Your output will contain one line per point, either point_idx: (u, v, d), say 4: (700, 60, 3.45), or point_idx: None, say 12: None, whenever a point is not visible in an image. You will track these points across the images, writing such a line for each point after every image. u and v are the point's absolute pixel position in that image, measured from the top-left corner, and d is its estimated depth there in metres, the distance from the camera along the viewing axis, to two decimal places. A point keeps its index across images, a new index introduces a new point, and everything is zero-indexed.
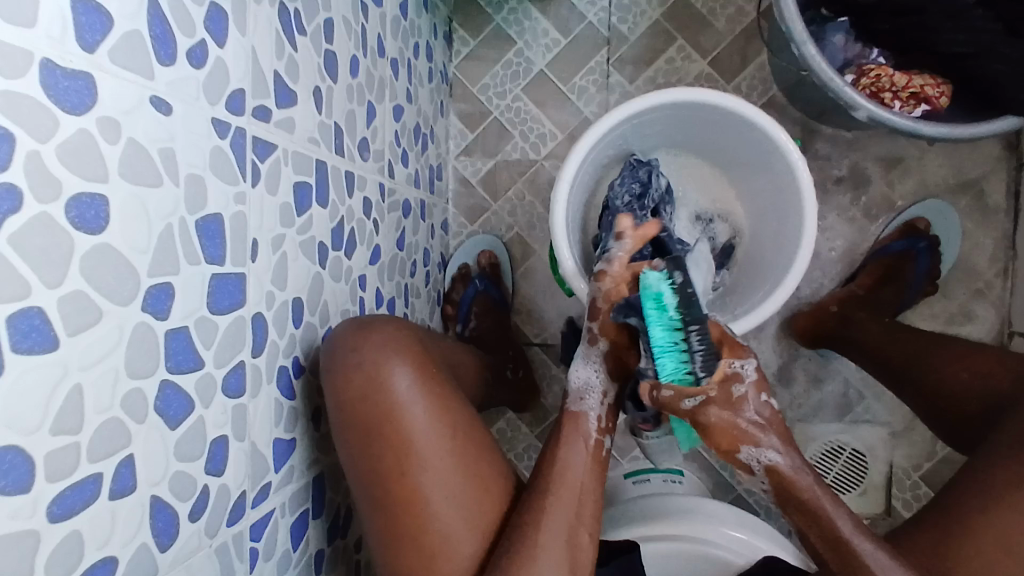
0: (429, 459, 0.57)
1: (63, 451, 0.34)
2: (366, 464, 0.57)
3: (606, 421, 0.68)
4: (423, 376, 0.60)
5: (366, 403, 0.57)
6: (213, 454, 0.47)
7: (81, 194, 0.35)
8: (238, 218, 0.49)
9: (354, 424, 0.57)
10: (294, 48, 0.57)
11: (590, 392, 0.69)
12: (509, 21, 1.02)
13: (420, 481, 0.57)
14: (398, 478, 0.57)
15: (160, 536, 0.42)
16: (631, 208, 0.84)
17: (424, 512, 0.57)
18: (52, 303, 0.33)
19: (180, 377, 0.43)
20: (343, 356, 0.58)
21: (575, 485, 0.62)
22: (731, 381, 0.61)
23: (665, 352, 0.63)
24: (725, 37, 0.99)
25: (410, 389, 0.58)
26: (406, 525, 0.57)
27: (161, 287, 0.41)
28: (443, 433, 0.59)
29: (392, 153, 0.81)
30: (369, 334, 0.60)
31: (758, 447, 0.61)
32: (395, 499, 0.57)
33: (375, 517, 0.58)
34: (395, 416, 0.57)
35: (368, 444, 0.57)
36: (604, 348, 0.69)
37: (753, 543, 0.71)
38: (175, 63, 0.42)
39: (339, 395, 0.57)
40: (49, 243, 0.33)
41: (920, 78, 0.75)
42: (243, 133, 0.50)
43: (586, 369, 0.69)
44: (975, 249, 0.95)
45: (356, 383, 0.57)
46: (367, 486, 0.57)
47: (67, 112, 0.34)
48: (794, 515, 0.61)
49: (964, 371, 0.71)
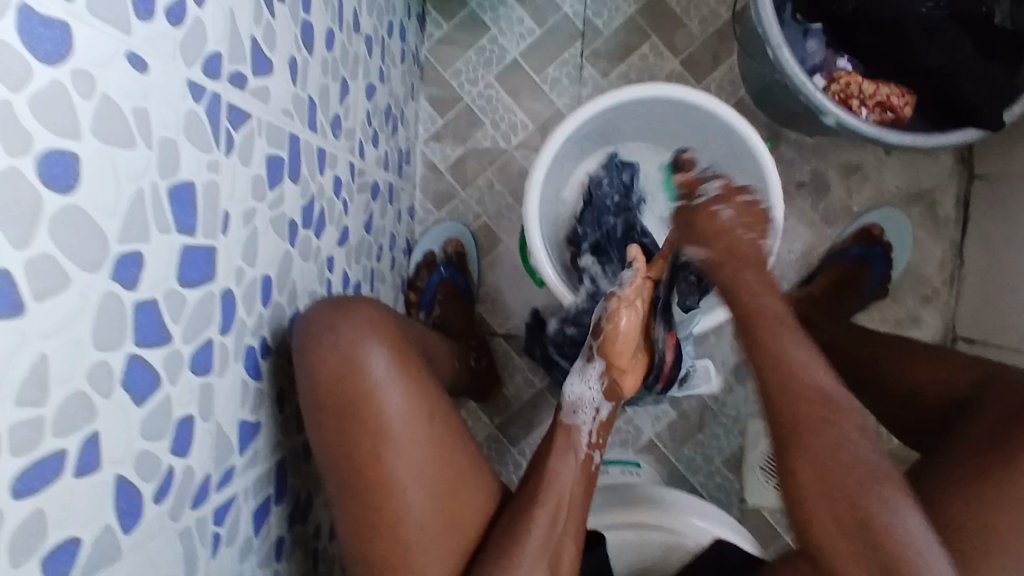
0: (408, 446, 0.56)
1: (26, 426, 0.32)
2: (339, 450, 0.56)
3: (597, 435, 0.70)
4: (402, 362, 0.59)
5: (342, 386, 0.56)
6: (177, 435, 0.44)
7: (53, 149, 0.33)
8: (211, 186, 0.47)
9: (330, 408, 0.55)
10: (273, 14, 0.54)
11: (582, 407, 0.70)
12: (484, 7, 1.00)
13: (396, 468, 0.56)
14: (373, 463, 0.55)
15: (124, 519, 0.40)
16: (620, 207, 0.90)
17: (399, 499, 0.56)
18: (18, 266, 0.31)
19: (147, 352, 0.41)
20: (317, 338, 0.56)
21: (558, 488, 0.62)
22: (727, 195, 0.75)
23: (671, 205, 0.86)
24: (698, 38, 1.01)
25: (387, 373, 0.57)
26: (379, 512, 0.55)
27: (131, 255, 0.39)
28: (422, 420, 0.58)
29: (363, 133, 0.79)
30: (348, 316, 0.59)
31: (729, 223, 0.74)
32: (369, 485, 0.55)
33: (346, 505, 0.56)
34: (372, 401, 0.56)
35: (344, 429, 0.55)
36: (600, 367, 0.72)
37: (709, 529, 0.73)
38: (153, 19, 0.40)
39: (314, 377, 0.55)
40: (17, 199, 0.31)
41: (887, 87, 0.78)
42: (219, 98, 0.47)
43: (580, 386, 0.72)
44: (924, 256, 1.00)
45: (332, 366, 0.56)
46: (340, 471, 0.56)
47: (42, 61, 0.32)
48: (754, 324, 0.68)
49: (924, 377, 0.75)
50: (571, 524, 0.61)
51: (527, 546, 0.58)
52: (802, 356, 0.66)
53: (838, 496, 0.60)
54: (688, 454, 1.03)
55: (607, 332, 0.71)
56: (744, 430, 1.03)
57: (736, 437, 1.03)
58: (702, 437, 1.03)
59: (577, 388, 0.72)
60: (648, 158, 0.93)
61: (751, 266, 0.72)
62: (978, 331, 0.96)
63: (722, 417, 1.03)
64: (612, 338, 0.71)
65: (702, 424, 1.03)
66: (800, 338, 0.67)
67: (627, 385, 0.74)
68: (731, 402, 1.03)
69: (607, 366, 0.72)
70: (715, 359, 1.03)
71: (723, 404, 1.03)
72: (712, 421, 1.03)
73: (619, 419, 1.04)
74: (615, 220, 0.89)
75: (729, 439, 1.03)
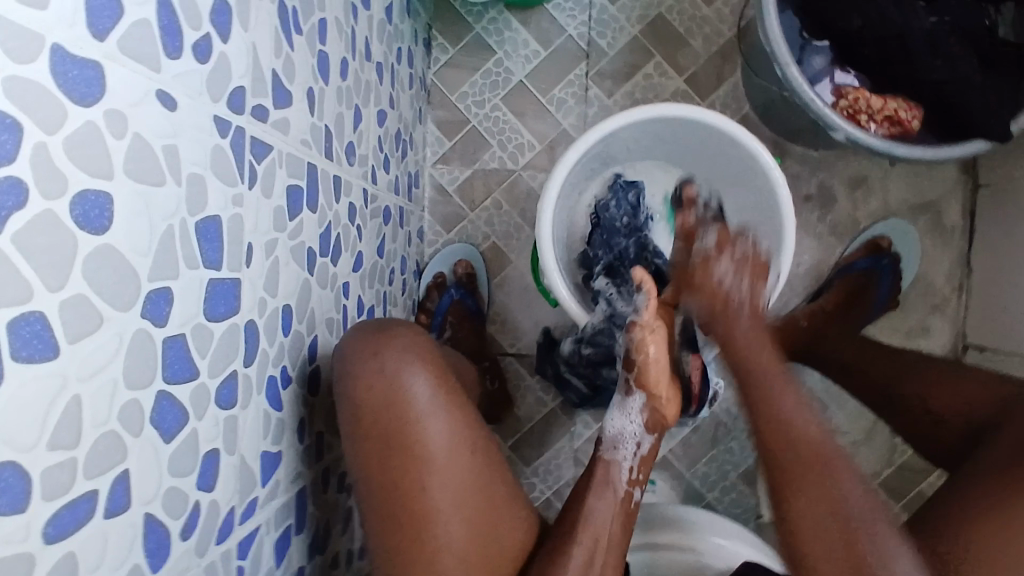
0: (448, 479, 0.56)
1: (60, 467, 0.32)
2: (380, 480, 0.56)
3: (640, 470, 0.68)
4: (446, 392, 0.59)
5: (384, 414, 0.56)
6: (203, 470, 0.44)
7: (88, 191, 0.33)
8: (235, 220, 0.47)
9: (373, 436, 0.56)
10: (291, 46, 0.55)
11: (624, 441, 0.69)
12: (489, 31, 1.01)
13: (435, 500, 0.55)
14: (414, 495, 0.55)
15: (152, 558, 0.39)
16: (630, 228, 0.91)
17: (439, 532, 0.55)
18: (54, 309, 0.31)
19: (176, 389, 0.41)
20: (362, 368, 0.56)
21: (597, 522, 0.61)
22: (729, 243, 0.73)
23: None
24: (701, 57, 1.01)
25: (429, 403, 0.57)
26: (418, 545, 0.55)
27: (160, 292, 0.39)
28: (465, 453, 0.58)
29: (375, 159, 0.79)
30: (392, 342, 0.59)
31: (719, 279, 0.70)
32: (407, 516, 0.55)
33: (382, 535, 0.56)
34: (414, 431, 0.56)
35: (385, 457, 0.55)
36: (642, 400, 0.69)
37: (732, 548, 0.71)
38: (182, 57, 0.40)
39: (358, 404, 0.56)
40: (52, 241, 0.31)
41: (895, 101, 0.78)
42: (243, 132, 0.48)
43: (622, 422, 0.70)
44: (931, 266, 1.00)
45: (375, 397, 0.56)
46: (378, 500, 0.56)
47: (76, 103, 0.32)
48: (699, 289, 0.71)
49: (956, 397, 0.74)
50: (599, 551, 0.60)
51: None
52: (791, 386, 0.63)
53: (826, 528, 0.55)
54: (702, 470, 1.03)
55: (642, 362, 0.68)
56: None
57: (750, 452, 1.03)
58: (715, 453, 1.03)
59: (618, 421, 0.70)
60: (657, 177, 0.94)
61: (740, 319, 0.68)
62: (988, 339, 0.96)
63: (735, 432, 1.03)
64: (652, 363, 0.68)
65: (715, 440, 1.03)
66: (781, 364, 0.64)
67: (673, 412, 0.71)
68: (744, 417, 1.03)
69: (648, 398, 0.69)
70: None
71: (736, 419, 1.03)
72: (725, 437, 1.03)
73: None
74: (626, 241, 0.90)
75: (744, 454, 1.03)
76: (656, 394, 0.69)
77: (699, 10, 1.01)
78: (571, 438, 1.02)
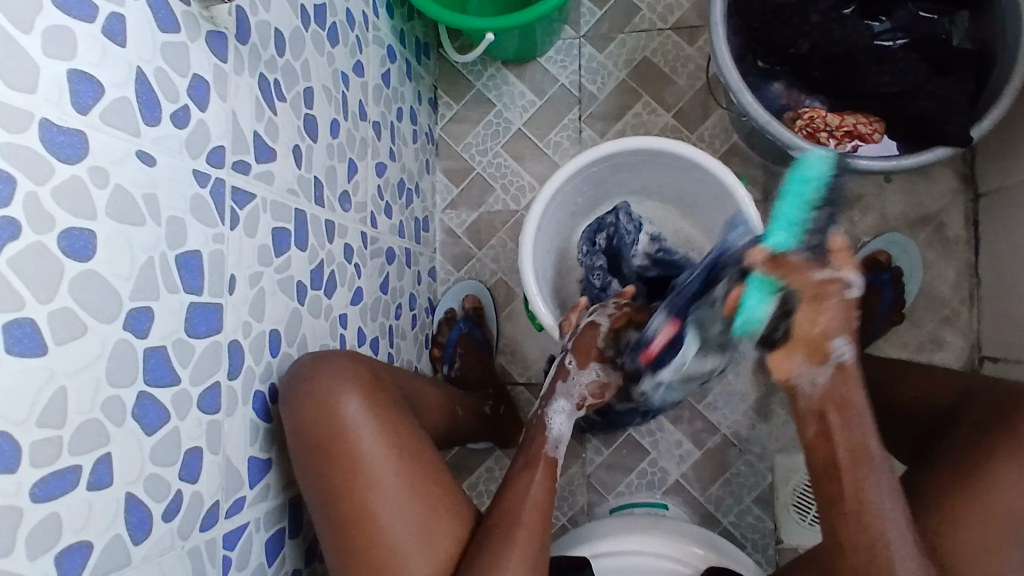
0: (380, 479, 0.62)
1: (47, 443, 0.41)
2: (319, 483, 0.62)
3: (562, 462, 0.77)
4: (376, 403, 0.65)
5: (317, 426, 0.61)
6: (187, 463, 0.52)
7: (72, 228, 0.43)
8: (216, 254, 0.56)
9: (310, 446, 0.61)
10: (274, 111, 0.65)
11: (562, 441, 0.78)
12: (489, 86, 1.11)
13: (370, 499, 0.61)
14: (353, 496, 0.61)
15: (134, 531, 0.48)
16: (592, 255, 0.96)
17: (379, 527, 0.61)
18: (42, 317, 0.40)
19: (156, 391, 0.49)
20: (298, 386, 0.62)
21: (527, 519, 0.66)
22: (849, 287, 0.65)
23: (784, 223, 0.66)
24: (687, 93, 1.07)
25: (358, 413, 0.63)
26: (362, 541, 0.61)
27: (142, 310, 0.48)
28: (394, 455, 0.63)
29: (374, 206, 0.89)
30: (325, 364, 0.65)
31: (847, 340, 0.64)
32: (348, 515, 0.61)
33: (331, 534, 0.62)
34: (346, 439, 0.62)
35: (322, 465, 0.61)
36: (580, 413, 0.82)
37: (691, 550, 0.73)
38: (160, 123, 0.51)
39: (295, 419, 0.61)
40: (43, 266, 0.41)
41: (852, 117, 0.84)
42: (223, 183, 0.57)
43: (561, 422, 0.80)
44: (938, 277, 1.03)
45: (311, 408, 0.61)
46: (322, 502, 0.62)
47: (63, 160, 0.42)
48: (832, 417, 0.65)
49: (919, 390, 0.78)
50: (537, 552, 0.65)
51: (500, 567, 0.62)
52: (886, 495, 0.62)
53: (847, 493, 0.63)
54: (716, 493, 1.05)
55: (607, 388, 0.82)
56: (773, 466, 1.04)
57: (765, 474, 1.04)
58: (729, 476, 1.05)
59: (556, 419, 0.79)
60: (640, 209, 0.99)
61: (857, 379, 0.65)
62: (1001, 349, 0.97)
63: (747, 454, 1.05)
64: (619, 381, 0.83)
65: (727, 463, 1.05)
66: (882, 459, 0.64)
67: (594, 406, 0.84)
68: (755, 439, 1.05)
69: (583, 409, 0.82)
70: (735, 395, 1.06)
71: (748, 440, 1.05)
72: (737, 459, 1.05)
73: (644, 462, 1.07)
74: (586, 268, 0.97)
75: (757, 477, 1.04)
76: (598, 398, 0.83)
77: (682, 50, 1.08)
78: (583, 464, 1.08)
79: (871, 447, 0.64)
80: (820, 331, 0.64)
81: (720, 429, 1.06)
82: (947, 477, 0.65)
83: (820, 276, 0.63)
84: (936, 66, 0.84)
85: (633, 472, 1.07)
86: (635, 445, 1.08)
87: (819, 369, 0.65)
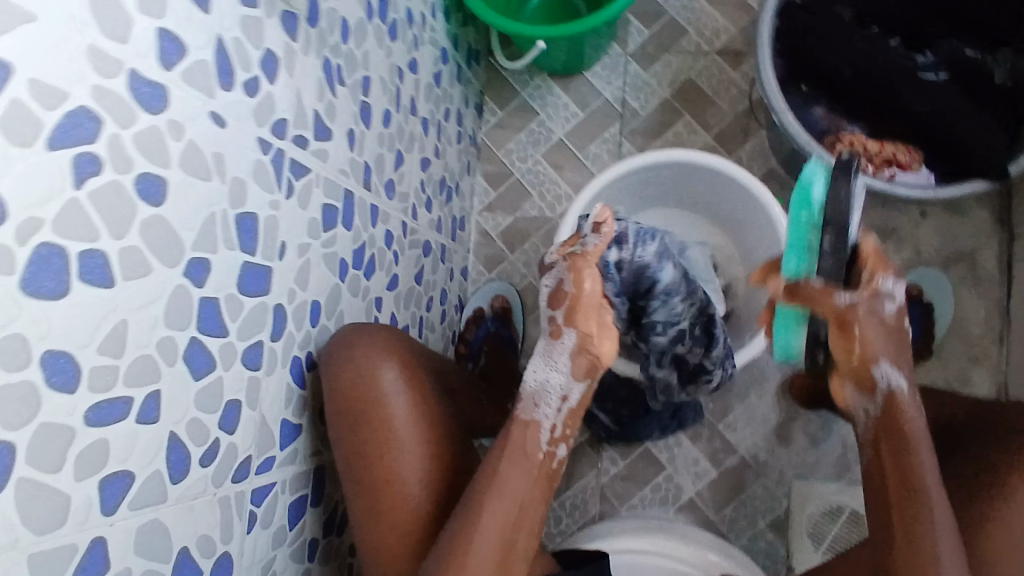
0: (405, 444, 0.67)
1: (104, 370, 0.43)
2: (348, 444, 0.65)
3: (564, 427, 0.69)
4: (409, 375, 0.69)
5: (356, 392, 0.65)
6: (226, 414, 0.55)
7: (147, 174, 0.46)
8: (271, 220, 0.59)
9: (345, 409, 0.65)
10: (334, 94, 0.68)
11: (546, 398, 0.68)
12: (534, 96, 1.15)
13: (394, 463, 0.66)
14: (378, 454, 0.66)
15: (173, 469, 0.50)
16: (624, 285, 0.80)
17: (398, 487, 0.67)
18: (113, 251, 0.43)
19: (206, 339, 0.52)
20: (342, 352, 0.66)
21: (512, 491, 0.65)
22: (880, 291, 0.65)
23: (793, 247, 0.67)
24: (728, 115, 1.10)
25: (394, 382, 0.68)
26: (380, 498, 0.66)
27: (200, 261, 0.51)
28: (420, 425, 0.69)
29: (416, 198, 0.92)
30: (367, 334, 0.68)
31: (891, 370, 0.67)
32: (371, 473, 0.66)
33: (354, 490, 0.66)
34: (381, 406, 0.66)
35: (354, 427, 0.65)
36: (569, 342, 0.67)
37: (709, 557, 0.75)
38: (233, 88, 0.54)
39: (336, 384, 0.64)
40: (119, 205, 0.43)
41: (892, 146, 0.89)
42: (283, 154, 0.60)
43: (550, 370, 0.68)
44: (969, 315, 1.03)
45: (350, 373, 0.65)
46: (347, 459, 0.66)
47: (145, 109, 0.45)
48: (886, 447, 0.67)
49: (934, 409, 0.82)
50: (521, 527, 0.65)
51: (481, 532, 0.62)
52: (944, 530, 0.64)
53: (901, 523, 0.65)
54: (730, 515, 1.04)
55: (571, 294, 0.66)
56: (789, 491, 1.03)
57: (781, 499, 1.03)
58: (745, 498, 1.04)
59: (538, 369, 0.68)
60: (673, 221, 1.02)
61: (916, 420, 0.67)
62: None
63: (764, 478, 1.05)
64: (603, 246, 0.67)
65: (743, 484, 1.05)
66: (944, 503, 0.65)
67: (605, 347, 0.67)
68: (773, 462, 1.05)
69: (580, 334, 0.66)
70: (756, 417, 1.06)
71: (765, 463, 1.05)
72: (753, 481, 1.05)
73: (659, 476, 1.07)
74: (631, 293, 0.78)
75: (773, 501, 1.04)
76: (598, 368, 0.68)
77: (726, 74, 1.10)
78: (599, 473, 1.08)
79: (931, 480, 0.65)
80: (859, 360, 0.66)
81: (738, 450, 1.06)
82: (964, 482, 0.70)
83: (845, 299, 0.64)
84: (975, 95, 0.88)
85: (647, 486, 1.07)
86: (652, 459, 1.08)
87: (869, 399, 0.68)
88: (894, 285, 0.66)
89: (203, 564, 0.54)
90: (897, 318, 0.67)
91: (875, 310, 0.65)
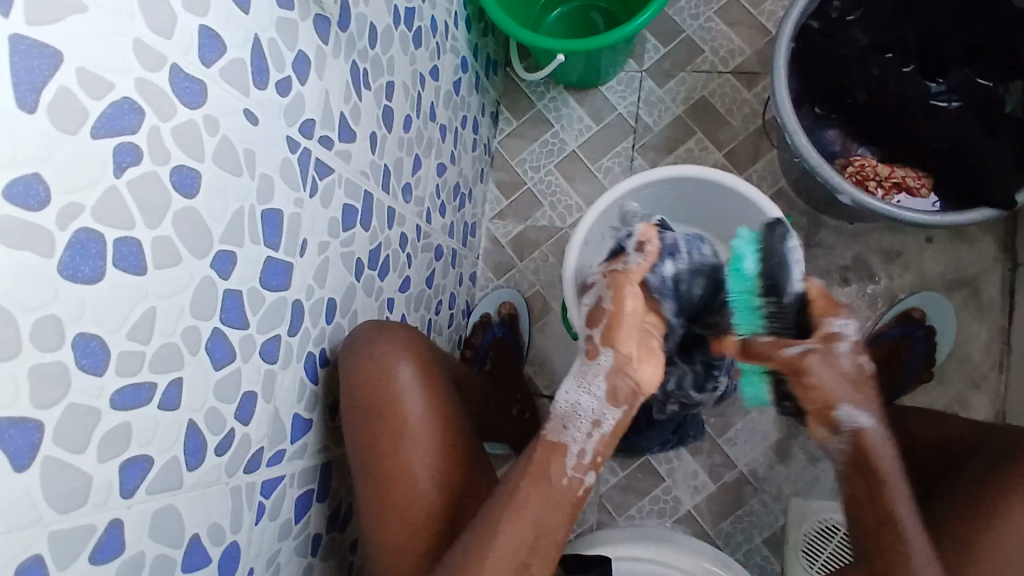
0: (419, 447, 0.69)
1: (131, 355, 0.44)
2: (363, 442, 0.67)
3: (600, 452, 0.69)
4: (425, 376, 0.71)
5: (372, 390, 0.68)
6: (242, 405, 0.56)
7: (182, 166, 0.47)
8: (294, 218, 0.60)
9: (361, 407, 0.67)
10: (359, 97, 0.70)
11: (577, 419, 0.68)
12: (549, 107, 1.16)
13: (409, 465, 0.68)
14: (391, 454, 0.68)
15: (189, 457, 0.51)
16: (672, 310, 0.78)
17: (411, 489, 0.68)
18: (146, 239, 0.44)
19: (228, 330, 0.53)
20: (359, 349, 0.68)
21: (528, 506, 0.65)
22: (834, 337, 0.67)
23: (743, 308, 0.76)
24: (740, 134, 1.11)
25: (409, 381, 0.70)
26: (394, 505, 0.67)
27: (227, 253, 0.52)
28: (435, 429, 0.70)
29: (431, 203, 0.93)
30: (384, 334, 0.71)
31: (854, 409, 0.66)
32: (385, 474, 0.67)
33: (367, 489, 0.68)
34: (395, 405, 0.68)
35: (369, 426, 0.67)
36: (606, 365, 0.67)
37: (707, 567, 0.76)
38: (266, 88, 0.55)
39: (352, 380, 0.67)
40: (154, 195, 0.45)
41: (902, 170, 0.91)
42: (309, 153, 0.62)
43: (584, 392, 0.68)
44: (971, 342, 1.04)
45: (367, 371, 0.67)
46: (362, 459, 0.67)
47: (184, 104, 0.47)
48: (859, 483, 0.66)
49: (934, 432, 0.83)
50: (539, 544, 0.65)
51: (497, 544, 0.63)
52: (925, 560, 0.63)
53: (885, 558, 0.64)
54: (727, 529, 1.05)
55: (609, 311, 0.68)
56: (787, 508, 1.04)
57: (778, 516, 1.04)
58: (742, 513, 1.05)
59: (572, 393, 0.69)
60: None
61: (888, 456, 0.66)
62: None
63: (762, 494, 1.05)
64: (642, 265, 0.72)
65: (741, 500, 1.06)
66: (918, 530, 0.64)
67: (646, 377, 0.67)
68: (772, 479, 1.05)
69: (618, 356, 0.67)
70: (756, 433, 1.07)
71: (764, 480, 1.06)
72: (751, 497, 1.05)
73: (658, 488, 1.08)
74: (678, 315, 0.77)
75: (770, 517, 1.04)
76: (640, 397, 0.68)
77: (739, 94, 1.12)
78: (598, 483, 1.09)
79: (905, 510, 0.65)
80: (819, 403, 0.66)
81: (737, 465, 1.07)
82: (964, 500, 0.71)
83: (789, 350, 0.66)
84: (988, 125, 0.89)
85: (646, 497, 1.08)
86: (651, 471, 1.09)
87: (838, 438, 0.67)
88: (844, 329, 0.67)
89: (213, 553, 0.54)
90: (856, 364, 0.67)
91: (828, 353, 0.66)
